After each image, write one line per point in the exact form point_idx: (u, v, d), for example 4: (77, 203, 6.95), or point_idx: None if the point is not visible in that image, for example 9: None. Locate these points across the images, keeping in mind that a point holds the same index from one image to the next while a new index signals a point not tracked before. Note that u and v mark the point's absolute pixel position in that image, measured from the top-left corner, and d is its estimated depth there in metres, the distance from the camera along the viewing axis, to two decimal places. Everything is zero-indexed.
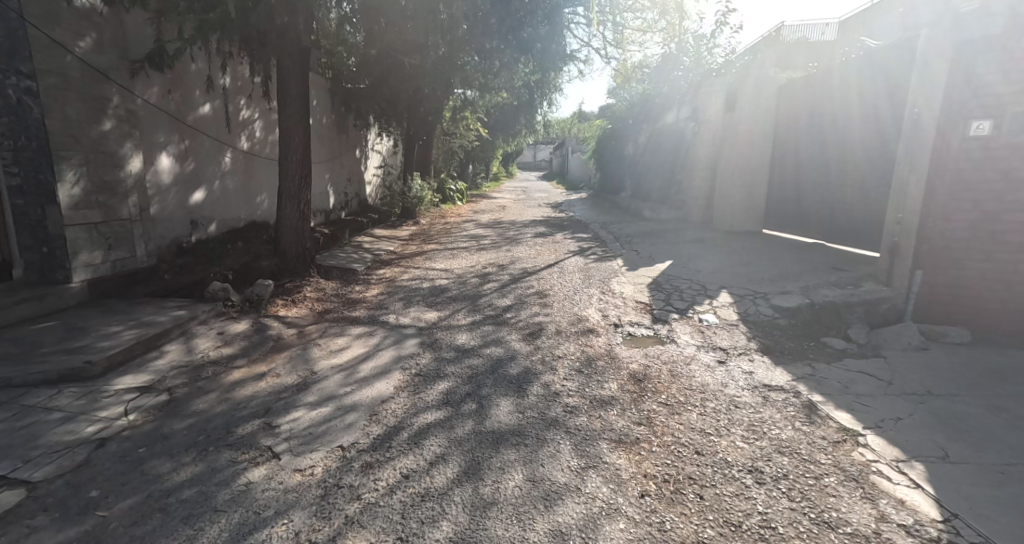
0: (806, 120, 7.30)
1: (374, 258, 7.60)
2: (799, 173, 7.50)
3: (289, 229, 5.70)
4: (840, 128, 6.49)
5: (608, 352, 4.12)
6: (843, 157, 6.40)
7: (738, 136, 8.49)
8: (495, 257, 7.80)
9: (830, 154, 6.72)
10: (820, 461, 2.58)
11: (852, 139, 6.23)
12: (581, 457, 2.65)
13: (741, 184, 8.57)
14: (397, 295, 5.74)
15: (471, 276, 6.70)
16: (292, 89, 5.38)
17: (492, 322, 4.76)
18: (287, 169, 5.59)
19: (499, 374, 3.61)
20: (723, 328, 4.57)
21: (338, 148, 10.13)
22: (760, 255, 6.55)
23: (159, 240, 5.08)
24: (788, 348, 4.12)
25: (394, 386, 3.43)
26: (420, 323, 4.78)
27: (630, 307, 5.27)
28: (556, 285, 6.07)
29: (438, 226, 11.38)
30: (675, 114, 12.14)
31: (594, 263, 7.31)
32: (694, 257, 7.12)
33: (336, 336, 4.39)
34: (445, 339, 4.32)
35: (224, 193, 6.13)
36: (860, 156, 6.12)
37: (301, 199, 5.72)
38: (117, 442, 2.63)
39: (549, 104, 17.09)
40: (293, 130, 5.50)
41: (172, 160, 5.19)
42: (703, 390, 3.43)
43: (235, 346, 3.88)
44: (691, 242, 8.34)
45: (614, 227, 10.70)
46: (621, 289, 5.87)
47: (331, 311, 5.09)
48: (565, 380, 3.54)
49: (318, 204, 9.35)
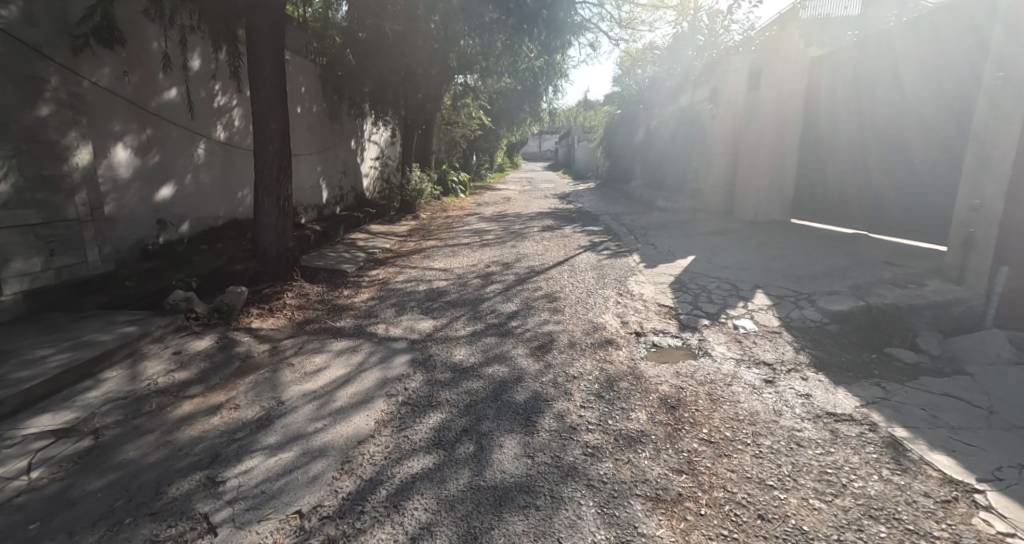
0: (845, 96, 6.66)
1: (368, 258, 7.00)
2: (837, 156, 6.84)
3: (269, 228, 5.09)
4: (890, 104, 5.85)
5: (631, 370, 3.50)
6: (896, 135, 5.76)
7: (765, 116, 7.81)
8: (499, 254, 7.19)
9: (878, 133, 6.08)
10: (932, 534, 2.04)
11: (907, 115, 5.59)
12: (611, 529, 2.10)
13: (769, 170, 7.91)
14: (389, 301, 5.12)
15: (472, 276, 6.08)
16: (266, 68, 4.76)
17: (494, 333, 4.15)
18: (264, 160, 4.96)
19: (502, 403, 3.01)
20: (764, 337, 3.94)
21: (331, 139, 9.54)
22: (795, 250, 5.91)
23: (119, 243, 4.46)
24: (845, 362, 3.49)
25: (373, 420, 2.83)
26: (412, 335, 4.17)
27: (652, 313, 4.65)
28: (567, 286, 5.45)
29: (440, 220, 10.78)
30: (689, 97, 11.52)
31: (607, 259, 6.69)
32: (718, 252, 6.49)
33: (313, 352, 3.78)
34: (440, 356, 3.71)
35: (198, 189, 5.53)
36: (918, 135, 5.48)
37: (282, 194, 5.11)
38: (6, 514, 2.11)
39: (554, 90, 16.51)
40: (269, 115, 4.88)
41: (131, 153, 4.59)
42: (753, 423, 2.81)
43: (191, 370, 3.28)
44: (713, 235, 7.69)
45: (626, 219, 10.07)
46: (640, 291, 5.25)
47: (313, 321, 4.48)
48: (584, 410, 2.95)
49: (310, 199, 8.76)
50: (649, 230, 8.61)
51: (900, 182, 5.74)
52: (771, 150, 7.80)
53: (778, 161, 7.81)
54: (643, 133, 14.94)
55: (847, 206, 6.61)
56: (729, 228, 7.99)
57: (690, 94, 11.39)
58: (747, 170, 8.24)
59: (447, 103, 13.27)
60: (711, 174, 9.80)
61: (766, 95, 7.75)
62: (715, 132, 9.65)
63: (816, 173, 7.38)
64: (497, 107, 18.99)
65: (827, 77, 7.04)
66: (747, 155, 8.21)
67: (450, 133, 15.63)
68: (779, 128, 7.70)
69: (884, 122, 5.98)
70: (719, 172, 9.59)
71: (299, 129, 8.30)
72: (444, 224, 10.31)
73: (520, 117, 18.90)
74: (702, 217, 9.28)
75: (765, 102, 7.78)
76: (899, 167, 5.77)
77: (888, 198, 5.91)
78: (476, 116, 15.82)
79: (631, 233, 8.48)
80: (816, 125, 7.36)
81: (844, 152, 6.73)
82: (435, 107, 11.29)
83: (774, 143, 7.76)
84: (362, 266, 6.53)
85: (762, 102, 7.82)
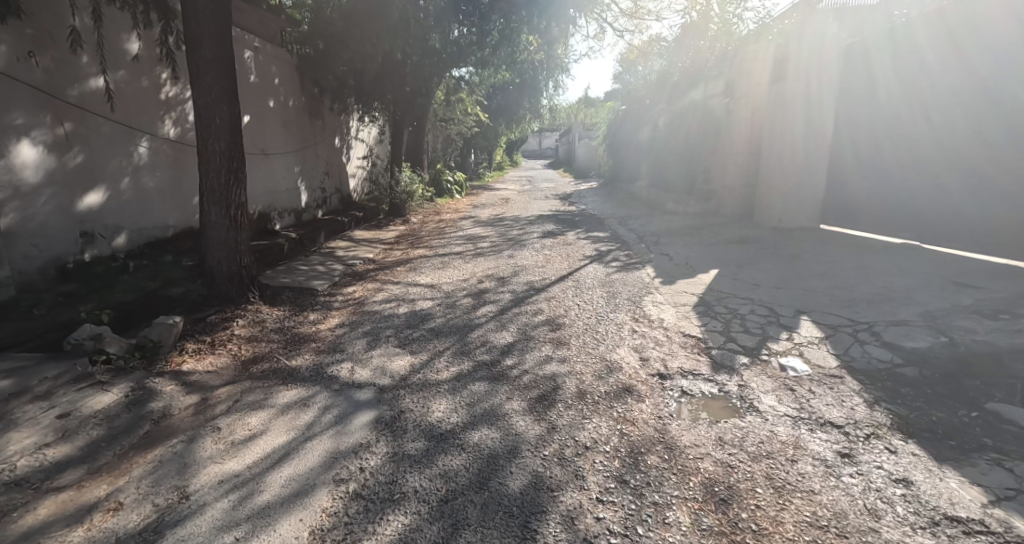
0: (899, 86, 5.94)
1: (345, 272, 6.17)
2: (889, 155, 6.15)
3: (216, 242, 4.28)
4: (968, 94, 5.17)
5: (659, 435, 2.69)
6: (979, 135, 5.10)
7: (793, 111, 6.96)
8: (495, 266, 6.38)
9: (948, 131, 5.41)
10: None
11: (996, 110, 4.92)
12: None
13: (797, 172, 7.07)
14: (362, 330, 4.30)
15: (463, 296, 5.27)
16: (206, 49, 3.94)
17: (484, 379, 3.34)
18: (209, 162, 4.15)
19: (491, 495, 2.24)
20: (820, 382, 3.14)
21: (311, 136, 8.76)
22: (836, 263, 5.10)
23: (23, 259, 3.76)
24: (941, 422, 2.67)
25: (306, 531, 2.07)
26: (382, 379, 3.35)
27: (676, 346, 3.85)
28: (572, 310, 4.64)
29: (432, 225, 9.97)
30: (699, 91, 10.77)
31: (617, 273, 5.89)
32: (744, 264, 5.69)
33: (250, 406, 2.97)
34: (414, 414, 2.90)
35: (141, 194, 4.73)
36: (1008, 134, 4.84)
37: (231, 202, 4.30)
38: None
39: (555, 86, 15.78)
40: (213, 107, 4.06)
41: (43, 150, 3.86)
42: (841, 535, 2.03)
43: (78, 439, 2.51)
44: (734, 243, 6.89)
45: (633, 224, 9.26)
46: (659, 315, 4.44)
47: (263, 358, 3.65)
48: (603, 509, 2.18)
49: (285, 203, 7.95)
50: (661, 237, 7.78)
51: (990, 181, 5.05)
52: (802, 148, 6.98)
53: (806, 161, 6.99)
54: (650, 130, 14.13)
55: (909, 209, 5.91)
56: (754, 235, 7.15)
57: (701, 88, 10.63)
58: (768, 173, 7.40)
59: (438, 99, 12.71)
60: (726, 175, 9.03)
61: (796, 87, 6.90)
62: (731, 130, 8.89)
63: (855, 173, 6.67)
64: (496, 103, 18.21)
65: (870, 66, 6.30)
66: (770, 155, 7.37)
67: (445, 130, 14.84)
68: (810, 125, 6.89)
69: (961, 114, 5.27)
70: (733, 173, 8.81)
71: (273, 126, 7.52)
72: (437, 229, 9.50)
73: (520, 114, 18.09)
74: (719, 222, 8.51)
75: (794, 94, 6.92)
76: (981, 170, 5.13)
77: (973, 203, 5.23)
78: (473, 112, 15.01)
79: (641, 240, 7.70)
80: (853, 120, 6.63)
81: (899, 150, 6.03)
82: (426, 103, 10.48)
83: (806, 142, 6.95)
84: (336, 282, 5.71)
85: (790, 95, 6.96)
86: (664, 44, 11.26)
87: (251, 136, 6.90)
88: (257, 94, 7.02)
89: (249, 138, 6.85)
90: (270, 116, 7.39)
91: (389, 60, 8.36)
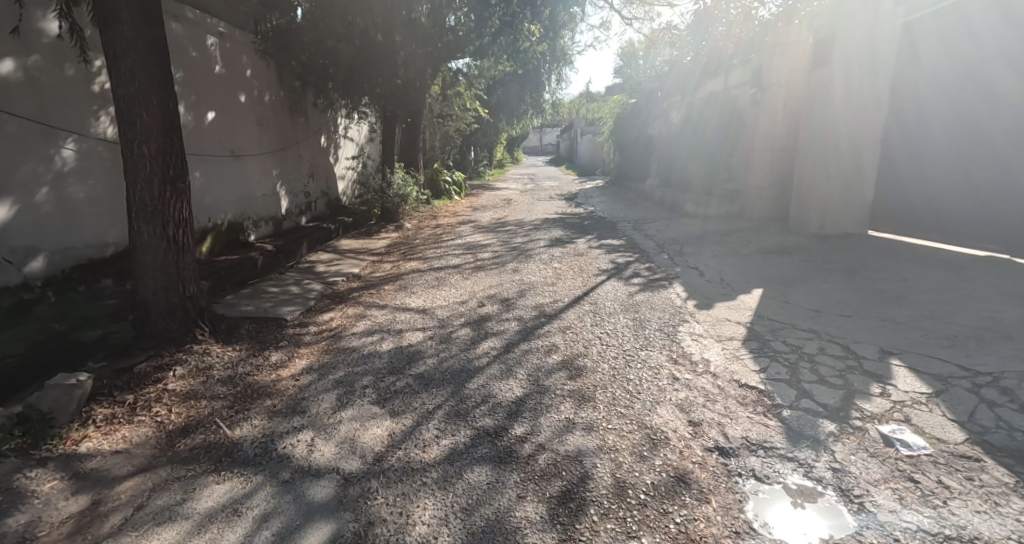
0: (987, 73, 5.11)
1: (324, 292, 5.32)
2: (973, 153, 5.31)
3: (151, 268, 3.41)
4: None
5: None
6: None
7: (841, 101, 6.05)
8: (497, 286, 5.53)
9: None
10: None
11: None
12: None
13: (845, 171, 6.18)
14: (333, 378, 3.46)
15: (460, 326, 4.44)
16: (124, 24, 3.06)
17: (486, 460, 2.51)
18: (137, 168, 3.25)
19: None
20: (950, 469, 2.31)
21: (290, 135, 7.93)
22: (902, 280, 4.30)
23: None
24: None
25: None
26: (351, 461, 2.53)
27: (733, 403, 3.01)
28: (594, 347, 3.80)
29: (428, 231, 9.14)
30: (717, 82, 9.94)
31: (641, 294, 5.04)
32: (793, 282, 4.81)
33: (155, 520, 2.15)
34: (388, 530, 2.12)
35: (67, 206, 3.87)
36: None
37: (169, 217, 3.41)
38: None
39: (557, 78, 14.95)
40: (137, 100, 3.17)
41: None
42: None
43: None
44: (772, 254, 6.02)
45: (650, 230, 8.39)
46: (702, 355, 3.60)
47: (197, 424, 2.77)
48: None
49: (262, 210, 7.10)
50: (685, 246, 6.95)
51: None
52: (853, 145, 6.11)
53: (857, 159, 6.13)
54: (661, 125, 13.22)
55: (991, 215, 5.15)
56: (793, 243, 6.30)
57: (721, 78, 9.75)
58: (808, 173, 6.46)
59: (434, 93, 11.75)
60: (752, 175, 8.17)
61: (845, 74, 6.00)
62: (758, 125, 8.02)
63: (917, 175, 5.87)
64: (495, 98, 17.11)
65: (940, 52, 5.53)
66: (810, 153, 6.44)
67: (442, 127, 13.95)
68: (862, 119, 6.03)
69: None
70: (762, 173, 7.98)
71: (246, 125, 6.66)
72: (433, 237, 8.66)
73: (522, 109, 17.15)
74: (748, 227, 7.65)
75: (844, 82, 6.02)
76: None
77: None
78: (472, 107, 14.10)
79: (663, 250, 6.85)
80: (919, 114, 5.81)
81: (985, 146, 5.19)
82: (420, 99, 9.61)
83: (858, 137, 6.08)
84: (311, 307, 4.86)
85: (838, 83, 6.04)
86: (676, 32, 10.43)
87: (220, 136, 6.03)
88: (226, 87, 6.14)
89: (217, 139, 5.98)
90: (241, 113, 6.52)
91: (369, 45, 7.50)
